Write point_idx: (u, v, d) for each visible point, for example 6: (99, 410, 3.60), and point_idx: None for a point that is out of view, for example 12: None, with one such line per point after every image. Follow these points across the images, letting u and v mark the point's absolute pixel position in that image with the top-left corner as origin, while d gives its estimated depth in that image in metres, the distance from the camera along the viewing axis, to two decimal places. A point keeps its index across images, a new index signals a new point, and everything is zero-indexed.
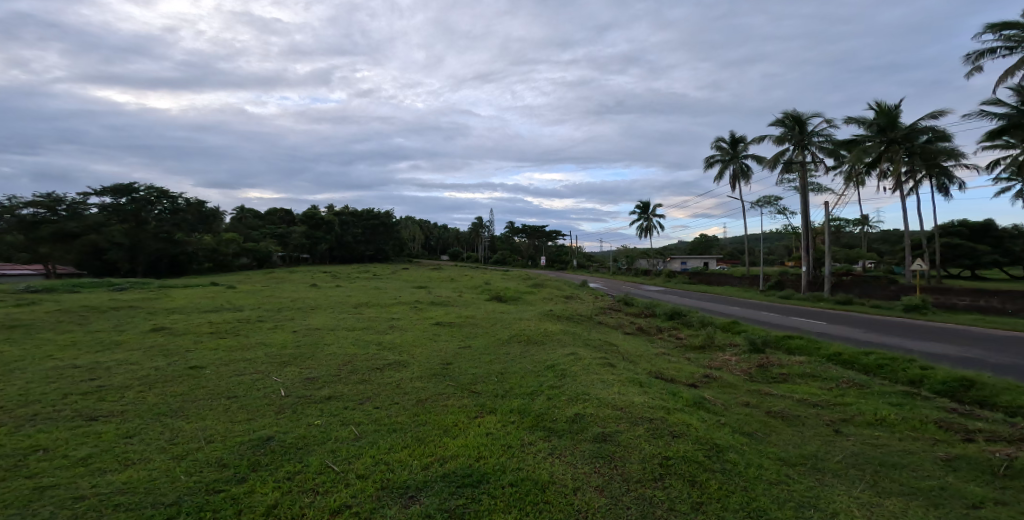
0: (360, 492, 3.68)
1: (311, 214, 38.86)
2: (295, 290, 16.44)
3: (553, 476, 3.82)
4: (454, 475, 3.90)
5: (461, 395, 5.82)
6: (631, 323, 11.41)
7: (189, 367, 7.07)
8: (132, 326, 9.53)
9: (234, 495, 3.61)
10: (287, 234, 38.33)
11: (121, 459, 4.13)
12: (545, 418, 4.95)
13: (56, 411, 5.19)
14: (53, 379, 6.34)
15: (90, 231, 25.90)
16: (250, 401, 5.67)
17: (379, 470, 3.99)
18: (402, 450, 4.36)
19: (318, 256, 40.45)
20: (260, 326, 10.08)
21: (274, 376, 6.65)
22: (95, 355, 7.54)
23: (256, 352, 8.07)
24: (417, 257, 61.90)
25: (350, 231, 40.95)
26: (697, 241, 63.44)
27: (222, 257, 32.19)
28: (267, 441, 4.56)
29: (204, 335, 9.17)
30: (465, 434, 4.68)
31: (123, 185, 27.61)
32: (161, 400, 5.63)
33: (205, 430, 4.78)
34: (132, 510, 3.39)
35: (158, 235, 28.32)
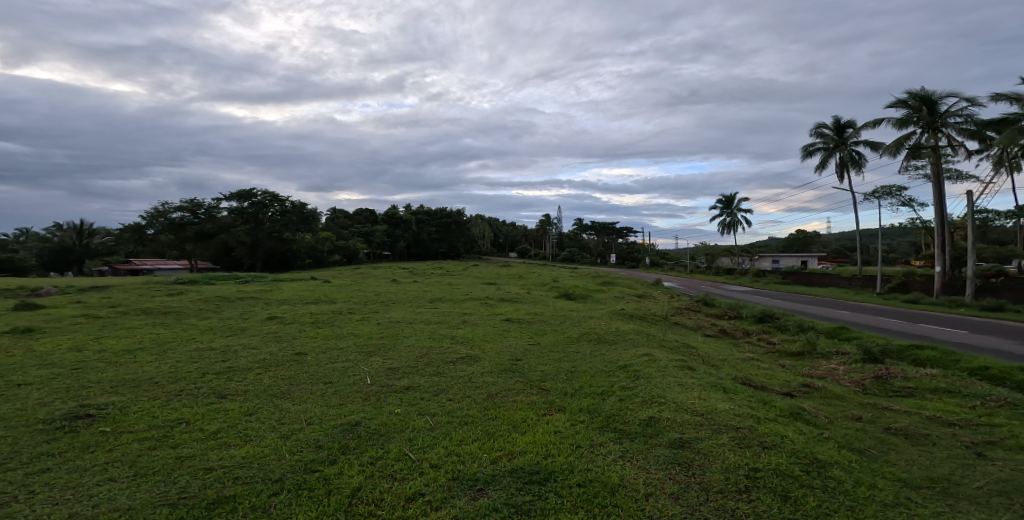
0: (433, 482, 3.82)
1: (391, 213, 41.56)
2: (379, 285, 17.45)
3: (624, 479, 3.74)
4: (522, 472, 3.93)
5: (530, 391, 5.85)
6: (712, 325, 10.77)
7: (295, 353, 7.78)
8: (251, 315, 10.66)
9: (326, 476, 3.91)
10: (371, 233, 41.20)
11: (241, 435, 4.64)
12: (618, 420, 4.82)
13: (195, 389, 5.95)
14: (193, 359, 7.27)
15: (221, 231, 29.59)
16: (342, 387, 6.12)
17: (451, 461, 4.13)
18: (473, 443, 4.47)
19: (397, 254, 42.72)
20: (350, 318, 10.85)
21: (361, 365, 7.14)
22: (225, 339, 8.55)
23: (347, 341, 8.71)
24: (488, 255, 63.08)
25: (424, 230, 42.57)
26: (791, 237, 58.46)
27: (320, 254, 34.70)
28: (354, 426, 4.90)
29: (306, 324, 10.03)
30: (534, 431, 4.70)
31: (245, 190, 30.99)
32: (274, 382, 6.26)
33: (306, 413, 5.22)
34: (246, 482, 3.79)
35: (271, 235, 31.25)
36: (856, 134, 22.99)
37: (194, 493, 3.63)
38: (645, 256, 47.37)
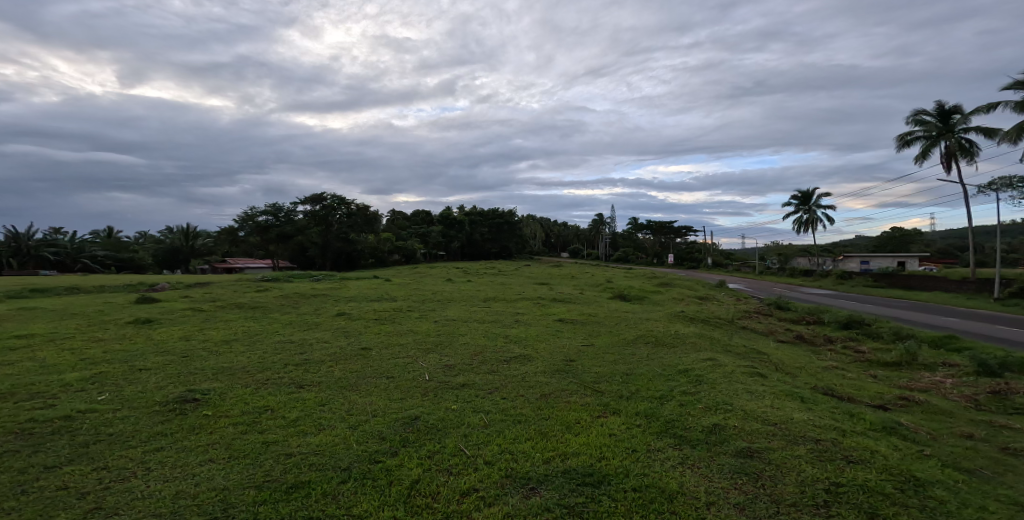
0: (486, 478, 3.88)
1: (446, 214, 42.40)
2: (433, 284, 17.95)
3: (683, 486, 3.64)
4: (575, 473, 3.91)
5: (584, 393, 5.82)
6: (787, 330, 10.22)
7: (362, 347, 8.17)
8: (323, 311, 11.25)
9: (389, 467, 4.07)
10: (428, 234, 42.55)
11: (315, 424, 4.92)
12: (677, 426, 4.70)
13: (278, 379, 6.36)
14: (277, 351, 7.79)
15: (299, 233, 31.63)
16: (403, 382, 6.33)
17: (504, 458, 4.18)
18: (526, 442, 4.50)
19: (452, 255, 43.77)
20: (409, 315, 11.22)
21: (420, 361, 7.36)
22: (303, 333, 9.10)
23: (407, 337, 9.02)
24: (540, 255, 63.13)
25: (477, 231, 42.85)
26: (886, 237, 53.82)
27: (382, 255, 36.17)
28: (414, 420, 5.06)
29: (371, 320, 10.47)
30: (587, 432, 4.67)
31: (316, 194, 32.58)
32: (343, 375, 6.59)
33: (371, 405, 5.46)
34: (319, 469, 4.01)
35: (339, 235, 32.95)
36: (965, 120, 20.88)
37: (276, 476, 3.89)
38: (706, 256, 45.40)
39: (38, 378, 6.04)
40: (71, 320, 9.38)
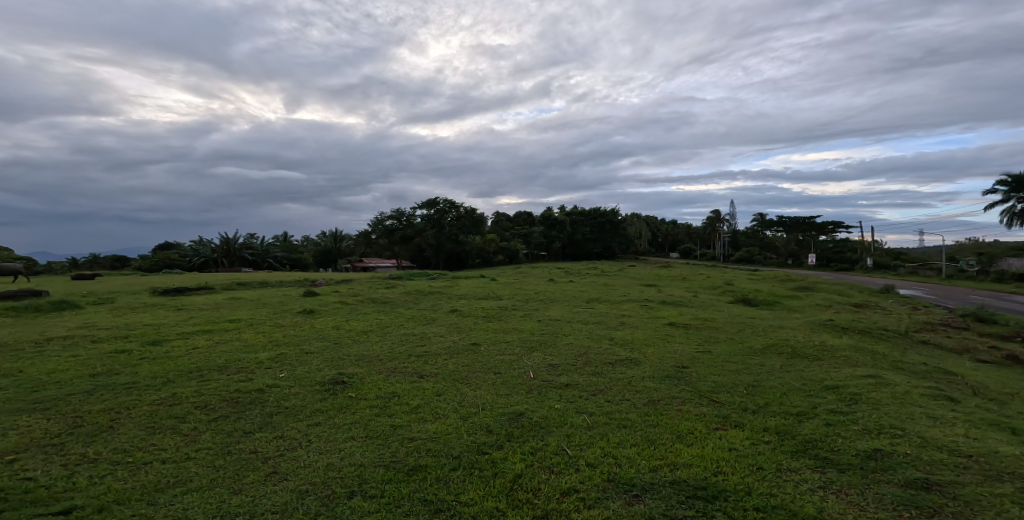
0: (587, 480, 3.84)
1: (547, 214, 41.95)
2: (536, 284, 18.05)
3: (820, 511, 3.33)
4: (685, 485, 3.73)
5: (699, 402, 5.52)
6: (992, 349, 8.51)
7: (471, 342, 8.65)
8: (439, 307, 11.87)
9: (495, 459, 4.19)
10: (529, 234, 43.05)
11: (433, 412, 5.28)
12: (820, 447, 4.28)
13: (403, 368, 7.23)
14: (403, 341, 8.88)
15: (418, 235, 34.33)
16: (509, 377, 6.54)
17: (607, 463, 4.10)
18: (630, 448, 4.38)
19: (553, 255, 43.53)
20: (515, 313, 11.46)
21: (525, 359, 7.50)
22: (424, 326, 9.95)
23: (512, 335, 9.25)
24: (647, 255, 60.69)
25: (579, 230, 42.04)
26: None
27: (488, 255, 37.36)
28: (519, 416, 5.17)
29: (479, 317, 10.90)
30: (702, 444, 4.43)
31: (430, 200, 34.87)
32: (457, 368, 7.06)
33: (480, 399, 5.68)
34: (434, 455, 4.27)
35: (451, 236, 34.66)
36: None
37: (401, 458, 4.24)
38: (862, 256, 39.05)
39: (239, 355, 7.71)
40: (262, 308, 10.92)
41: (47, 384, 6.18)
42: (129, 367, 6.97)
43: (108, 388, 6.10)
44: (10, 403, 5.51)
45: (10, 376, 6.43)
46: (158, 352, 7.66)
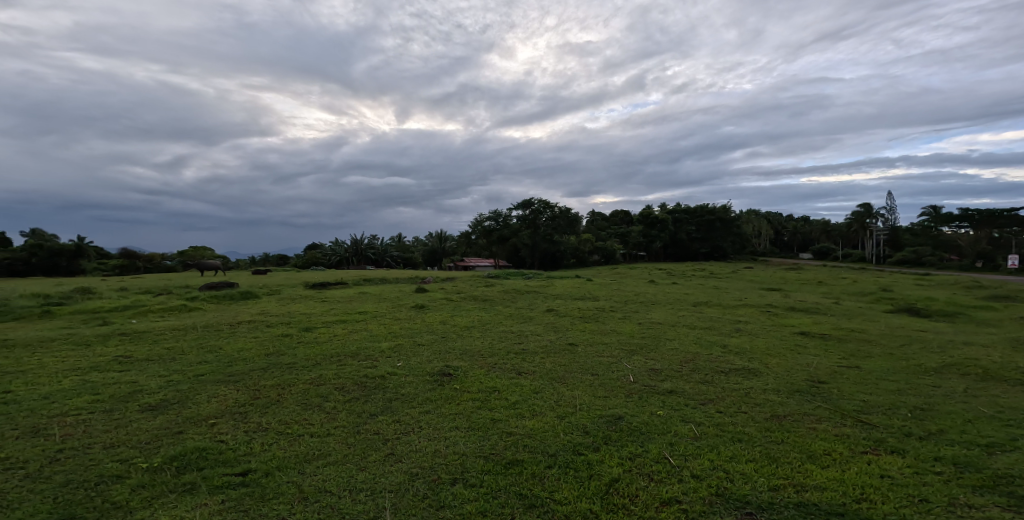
0: (691, 491, 3.82)
1: (646, 213, 40.19)
2: (638, 285, 17.56)
3: None
4: (815, 509, 3.52)
5: (840, 423, 5.03)
6: None
7: (568, 343, 9.12)
8: (535, 306, 12.03)
9: (591, 460, 4.41)
10: (627, 234, 42.17)
11: (530, 409, 5.88)
12: (1011, 483, 3.73)
13: (503, 363, 8.05)
14: (502, 337, 9.38)
15: (514, 236, 35.36)
16: (605, 380, 6.82)
17: (716, 475, 4.01)
18: (746, 463, 4.19)
19: (654, 255, 41.60)
20: (613, 315, 11.35)
21: (625, 362, 7.75)
22: (521, 324, 10.26)
23: (611, 337, 9.43)
24: (769, 255, 55.42)
25: (684, 228, 39.61)
26: None
27: (583, 255, 37.07)
28: (618, 419, 5.33)
29: (576, 318, 10.95)
30: (842, 468, 4.07)
31: (525, 201, 35.66)
32: (553, 367, 7.84)
33: (577, 399, 6.05)
34: (530, 451, 4.70)
35: (547, 237, 34.92)
36: None
37: (498, 451, 4.79)
38: None
39: (367, 343, 8.77)
40: (383, 302, 11.86)
41: (237, 360, 7.78)
42: (290, 350, 8.30)
43: (276, 367, 7.55)
44: (215, 375, 7.17)
45: (215, 352, 8.10)
46: (308, 337, 8.93)
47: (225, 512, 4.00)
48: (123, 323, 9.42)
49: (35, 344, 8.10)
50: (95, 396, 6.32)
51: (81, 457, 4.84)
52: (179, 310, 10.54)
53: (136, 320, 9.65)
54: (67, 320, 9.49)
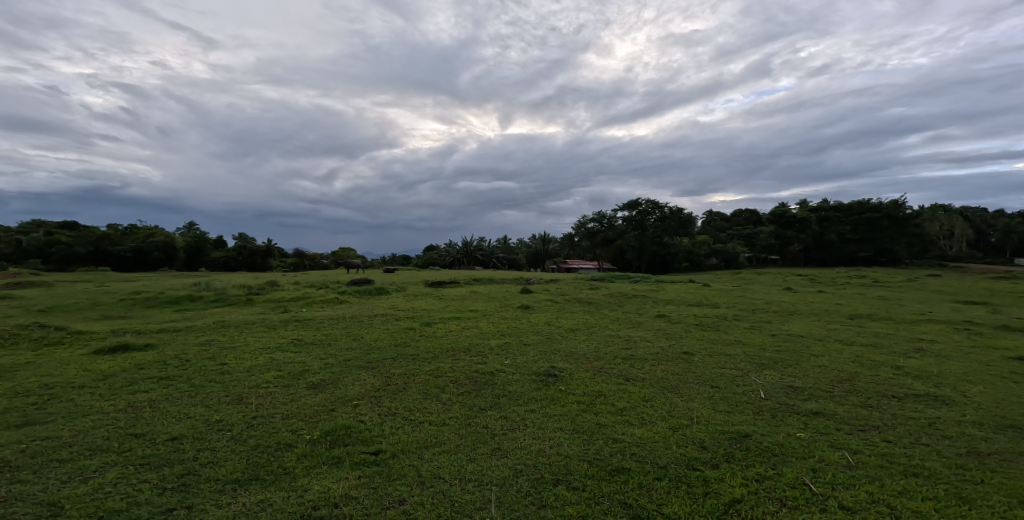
0: None
1: (782, 212, 36.00)
2: (770, 292, 15.89)
3: None
4: None
5: None
6: None
7: (683, 352, 8.71)
8: (645, 310, 11.50)
9: (707, 477, 4.79)
10: (754, 234, 38.10)
11: (639, 417, 6.32)
12: None
13: (610, 367, 8.02)
14: (608, 342, 9.17)
15: (618, 237, 34.46)
16: (730, 394, 6.95)
17: (872, 511, 4.15)
18: (922, 501, 4.25)
19: (789, 259, 36.91)
20: (739, 325, 10.41)
21: (754, 376, 7.59)
22: (629, 329, 9.90)
23: (735, 348, 8.88)
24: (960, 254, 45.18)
25: (833, 229, 34.48)
26: None
27: (698, 257, 34.34)
28: (744, 437, 5.62)
29: (693, 326, 10.25)
30: None
31: (631, 201, 34.52)
32: (666, 376, 7.68)
33: (694, 411, 6.42)
34: (637, 461, 5.18)
35: (654, 239, 33.38)
36: None
37: (603, 457, 5.30)
38: None
39: (477, 339, 9.12)
40: (491, 301, 12.33)
41: (374, 348, 8.64)
42: (414, 341, 8.97)
43: (404, 357, 8.25)
44: (359, 361, 8.11)
45: (356, 339, 9.07)
46: (430, 331, 9.51)
47: (360, 487, 4.73)
48: (297, 311, 10.87)
49: (241, 325, 9.68)
50: (278, 372, 7.59)
51: (267, 425, 5.98)
52: (331, 301, 11.91)
53: (306, 309, 11.07)
54: (258, 306, 11.17)
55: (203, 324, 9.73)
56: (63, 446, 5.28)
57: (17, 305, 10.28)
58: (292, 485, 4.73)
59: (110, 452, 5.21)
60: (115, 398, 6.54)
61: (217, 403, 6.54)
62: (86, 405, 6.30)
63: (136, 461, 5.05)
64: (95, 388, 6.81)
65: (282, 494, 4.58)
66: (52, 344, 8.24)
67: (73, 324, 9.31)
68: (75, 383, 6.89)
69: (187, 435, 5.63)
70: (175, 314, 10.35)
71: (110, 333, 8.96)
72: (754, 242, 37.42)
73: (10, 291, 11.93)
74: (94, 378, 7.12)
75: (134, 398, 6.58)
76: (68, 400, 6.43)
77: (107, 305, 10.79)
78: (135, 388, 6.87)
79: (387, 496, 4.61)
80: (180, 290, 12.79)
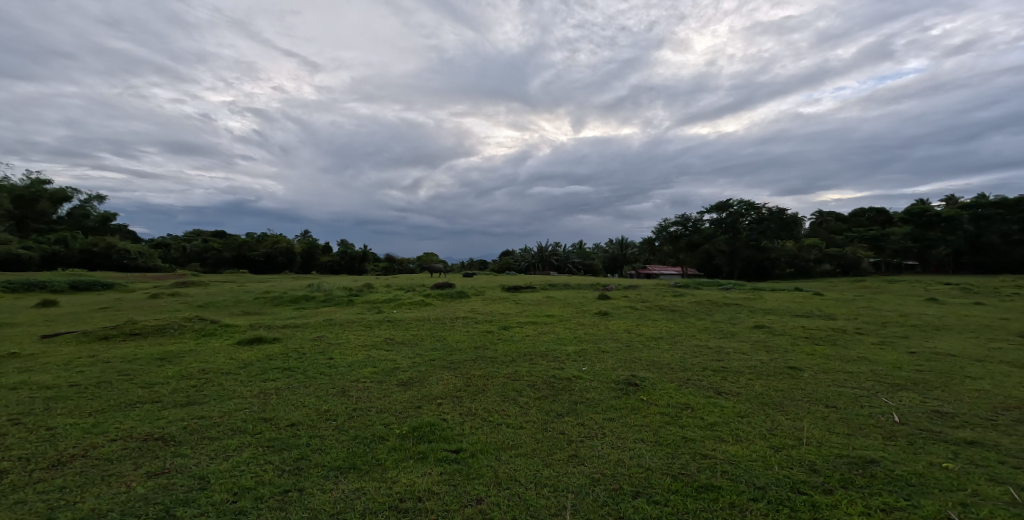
0: None
1: (922, 210, 31.37)
2: (902, 303, 13.71)
3: None
4: None
5: None
6: None
7: (789, 366, 7.89)
8: (738, 320, 10.57)
9: (815, 503, 4.55)
10: (884, 238, 33.34)
11: (733, 433, 5.92)
12: None
13: (697, 379, 7.52)
14: (695, 353, 8.57)
15: (705, 242, 33.00)
16: (851, 416, 6.20)
17: None
18: None
19: (932, 266, 31.83)
20: (862, 338, 9.08)
21: (883, 397, 6.67)
22: (720, 340, 9.18)
23: (859, 366, 7.78)
24: None
25: (996, 229, 28.50)
26: None
27: (802, 262, 29.49)
28: (869, 463, 5.14)
29: (800, 338, 9.18)
30: None
31: (723, 202, 32.69)
32: (766, 391, 7.03)
33: (803, 432, 5.86)
34: (730, 479, 4.96)
35: (749, 243, 31.19)
36: None
37: (690, 472, 5.11)
38: None
39: (554, 345, 9.06)
40: (568, 306, 12.25)
41: (456, 349, 8.98)
42: (492, 345, 9.17)
43: (484, 360, 8.45)
44: (442, 361, 8.47)
45: (440, 340, 9.51)
46: (507, 334, 9.70)
47: (442, 483, 4.97)
48: (389, 312, 11.67)
49: (344, 324, 10.61)
50: (373, 368, 8.18)
51: (365, 417, 6.53)
52: (417, 303, 12.64)
53: (397, 310, 11.86)
54: (358, 307, 12.19)
55: (315, 322, 10.84)
56: (214, 425, 6.24)
57: (181, 301, 12.29)
58: (384, 476, 5.11)
59: (246, 433, 6.04)
60: (252, 384, 7.58)
61: (325, 394, 7.28)
62: (231, 390, 7.38)
63: (264, 443, 5.79)
64: (237, 375, 7.94)
65: (375, 485, 4.95)
66: (206, 334, 9.69)
67: (223, 317, 10.89)
68: (224, 369, 8.10)
69: (303, 422, 6.36)
70: (295, 311, 11.66)
71: (249, 326, 10.33)
72: (884, 246, 32.62)
73: (178, 289, 14.28)
74: (237, 365, 8.29)
75: (265, 385, 7.57)
76: (218, 384, 7.58)
77: (245, 302, 12.50)
78: (265, 376, 7.89)
79: (466, 494, 4.79)
80: (298, 290, 14.44)
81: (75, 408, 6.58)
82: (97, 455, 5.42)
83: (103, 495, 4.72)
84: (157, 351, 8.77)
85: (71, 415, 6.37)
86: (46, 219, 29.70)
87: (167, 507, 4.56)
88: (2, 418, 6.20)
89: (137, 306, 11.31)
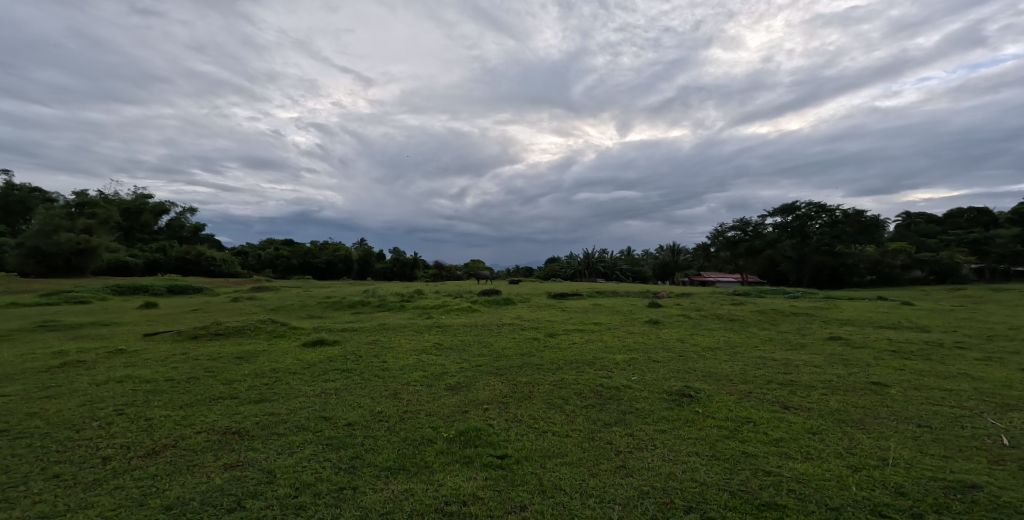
0: None
1: None
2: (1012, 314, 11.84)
3: None
4: None
5: None
6: None
7: (871, 382, 7.05)
8: (809, 331, 9.67)
9: None
10: (989, 240, 28.96)
11: (803, 450, 5.32)
12: None
13: (761, 393, 6.92)
14: (758, 365, 7.92)
15: (769, 247, 31.43)
16: (949, 436, 5.38)
17: None
18: None
19: None
20: (962, 353, 7.93)
21: (989, 417, 5.75)
22: (787, 352, 8.44)
23: (959, 383, 6.78)
24: None
25: None
26: None
27: (888, 269, 28.07)
28: (970, 487, 4.42)
29: (885, 352, 8.19)
30: None
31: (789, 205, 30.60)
32: (843, 408, 6.31)
33: (888, 452, 5.15)
34: (799, 499, 4.45)
35: (820, 248, 28.70)
36: None
37: (751, 489, 4.66)
38: None
39: (602, 354, 8.78)
40: (616, 314, 11.88)
41: (501, 356, 8.98)
42: (539, 353, 9.06)
43: (530, 366, 8.38)
44: (488, 367, 8.50)
45: (487, 346, 9.56)
46: (553, 342, 9.55)
47: (486, 489, 4.91)
48: (439, 317, 11.98)
49: (397, 329, 11.01)
50: (422, 373, 8.38)
51: (414, 420, 6.66)
52: (465, 309, 12.85)
53: (445, 316, 12.11)
54: (408, 312, 12.61)
55: (370, 325, 11.39)
56: (281, 422, 6.64)
57: (256, 304, 13.40)
58: (429, 478, 5.13)
59: (308, 431, 6.36)
60: (314, 384, 8.03)
61: (378, 395, 7.53)
62: (296, 389, 7.84)
63: (323, 441, 6.05)
64: (302, 375, 8.45)
65: (421, 486, 4.99)
66: (277, 336, 10.45)
67: (291, 320, 11.73)
68: (291, 369, 8.68)
69: (358, 422, 6.59)
70: (353, 315, 12.30)
71: (313, 329, 11.04)
72: (987, 250, 28.23)
73: (254, 293, 15.61)
74: (302, 366, 8.85)
75: (326, 385, 7.99)
76: (286, 383, 8.09)
77: (309, 306, 13.38)
78: (326, 376, 8.34)
79: (509, 501, 4.70)
80: (355, 296, 15.21)
81: (169, 401, 7.29)
82: (184, 445, 5.90)
83: (186, 484, 5.06)
84: (237, 351, 9.58)
85: (166, 408, 7.08)
86: (147, 229, 33.71)
87: (238, 498, 4.79)
88: (110, 407, 6.96)
89: (220, 309, 12.46)
